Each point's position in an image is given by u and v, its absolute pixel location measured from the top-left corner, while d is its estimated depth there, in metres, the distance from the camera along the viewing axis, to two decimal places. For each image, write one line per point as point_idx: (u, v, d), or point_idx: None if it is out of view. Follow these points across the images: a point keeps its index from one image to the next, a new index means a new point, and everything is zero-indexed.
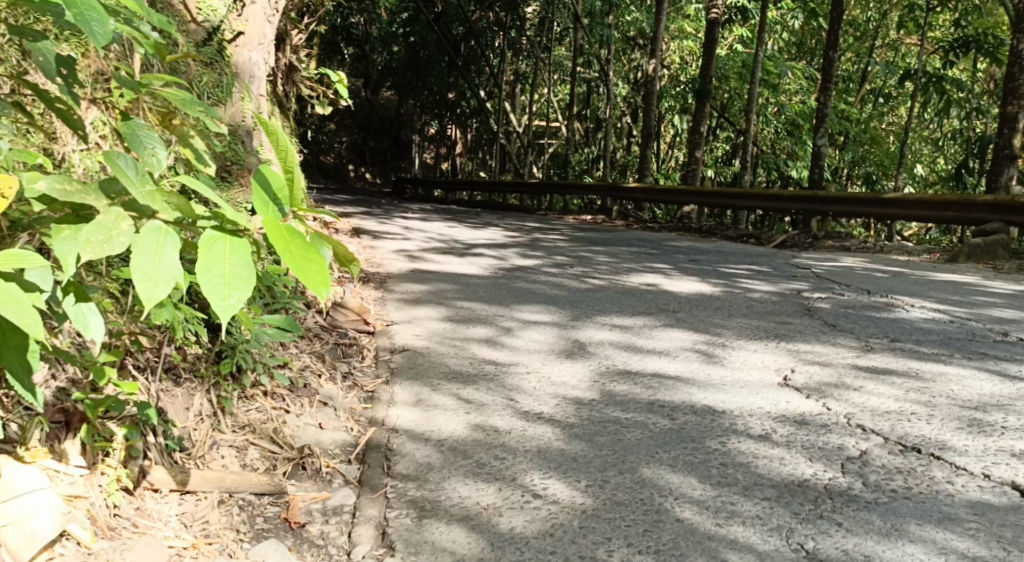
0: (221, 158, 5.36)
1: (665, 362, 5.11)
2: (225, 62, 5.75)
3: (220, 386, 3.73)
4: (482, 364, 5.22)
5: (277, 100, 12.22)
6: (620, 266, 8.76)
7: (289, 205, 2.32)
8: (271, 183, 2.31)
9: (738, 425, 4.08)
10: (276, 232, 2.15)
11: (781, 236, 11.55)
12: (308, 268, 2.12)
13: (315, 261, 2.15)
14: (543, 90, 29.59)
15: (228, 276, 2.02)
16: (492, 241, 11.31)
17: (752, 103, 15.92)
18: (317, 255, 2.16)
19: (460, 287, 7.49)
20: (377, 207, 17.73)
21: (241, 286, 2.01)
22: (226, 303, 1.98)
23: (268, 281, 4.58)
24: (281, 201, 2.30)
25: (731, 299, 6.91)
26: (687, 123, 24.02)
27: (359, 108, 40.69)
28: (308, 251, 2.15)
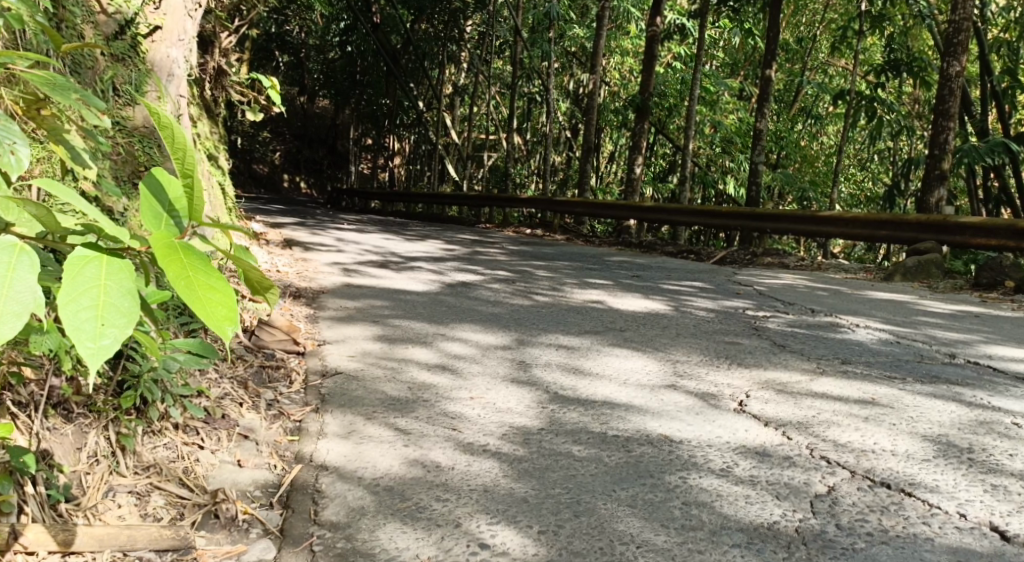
0: (134, 161, 4.97)
1: (614, 388, 4.79)
2: (139, 59, 5.35)
3: (120, 422, 3.30)
4: (418, 389, 4.82)
5: (204, 104, 11.72)
6: (560, 282, 8.44)
7: (188, 217, 1.97)
8: (166, 192, 1.96)
9: (697, 458, 3.73)
10: (169, 253, 1.78)
11: (719, 253, 11.35)
12: (210, 300, 1.74)
13: (221, 292, 1.77)
14: (480, 103, 29.26)
15: (101, 308, 1.75)
16: (429, 253, 10.93)
17: (689, 119, 15.73)
18: (223, 282, 1.78)
19: (395, 304, 7.12)
20: (312, 218, 17.20)
21: (119, 320, 1.75)
22: (98, 345, 1.73)
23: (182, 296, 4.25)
24: (177, 213, 1.94)
25: (677, 318, 6.63)
26: (624, 138, 23.85)
27: (294, 117, 39.92)
28: (211, 278, 1.77)
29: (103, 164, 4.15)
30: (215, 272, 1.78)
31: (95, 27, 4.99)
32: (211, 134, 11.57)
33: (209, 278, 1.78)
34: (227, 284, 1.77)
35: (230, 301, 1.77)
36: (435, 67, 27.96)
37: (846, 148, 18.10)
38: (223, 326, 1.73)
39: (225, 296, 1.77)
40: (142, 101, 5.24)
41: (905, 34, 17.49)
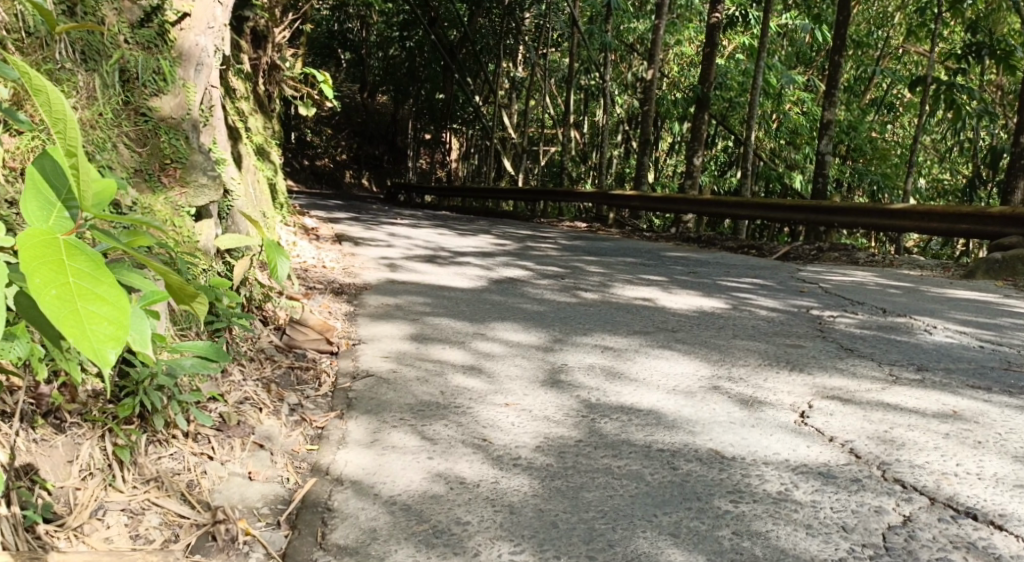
0: (159, 155, 4.80)
1: (662, 396, 4.44)
2: (166, 47, 5.15)
3: (117, 432, 3.06)
4: (452, 393, 4.53)
5: (256, 98, 11.63)
6: (612, 278, 8.06)
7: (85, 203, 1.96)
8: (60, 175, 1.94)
9: (751, 478, 3.37)
10: (48, 252, 1.65)
11: (783, 248, 10.84)
12: (89, 316, 1.61)
13: (109, 302, 1.64)
14: (539, 96, 28.83)
15: None
16: (480, 249, 10.64)
17: (753, 110, 15.14)
18: (112, 289, 1.65)
19: (437, 301, 6.84)
20: (365, 213, 17.01)
21: None
22: None
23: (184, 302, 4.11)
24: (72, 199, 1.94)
25: (735, 318, 6.22)
26: (685, 131, 23.21)
27: (352, 113, 39.93)
28: (97, 285, 1.64)
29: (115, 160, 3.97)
30: (103, 276, 1.65)
31: (117, 13, 4.80)
32: (263, 128, 11.47)
33: (98, 284, 1.65)
34: (115, 293, 1.64)
35: (119, 313, 1.64)
36: (494, 61, 27.64)
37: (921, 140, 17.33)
38: (102, 347, 1.60)
39: (115, 305, 1.64)
40: (169, 91, 5.04)
41: (986, 20, 16.59)
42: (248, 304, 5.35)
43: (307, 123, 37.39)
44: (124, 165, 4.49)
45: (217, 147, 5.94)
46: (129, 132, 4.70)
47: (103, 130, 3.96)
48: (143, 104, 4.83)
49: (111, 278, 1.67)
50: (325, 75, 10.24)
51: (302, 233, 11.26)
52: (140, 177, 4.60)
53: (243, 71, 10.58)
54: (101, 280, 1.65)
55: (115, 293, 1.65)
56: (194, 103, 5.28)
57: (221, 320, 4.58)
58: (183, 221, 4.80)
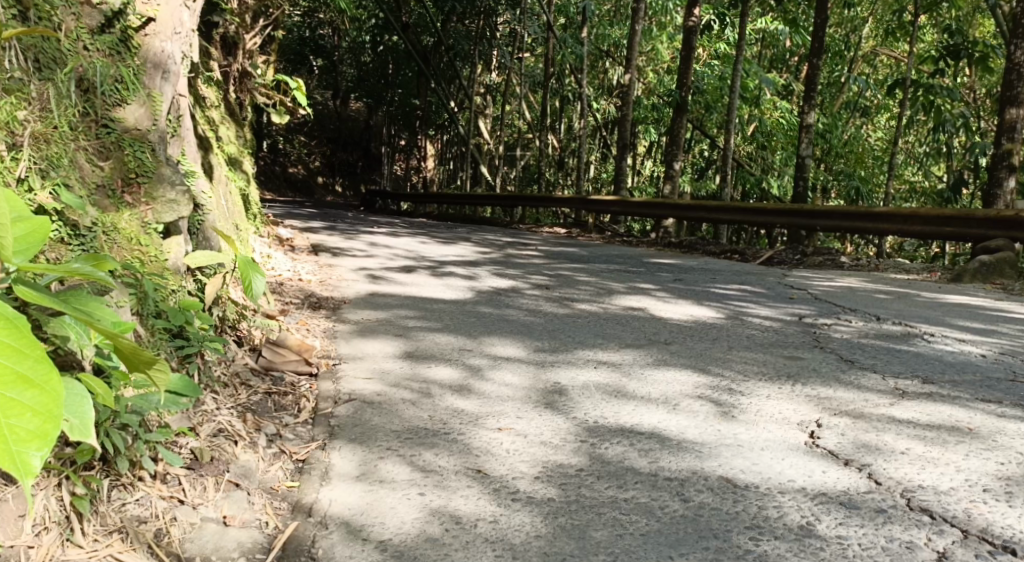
0: (122, 169, 4.53)
1: (664, 416, 4.19)
2: (130, 54, 4.86)
3: (74, 481, 2.80)
4: (444, 416, 4.25)
5: (228, 106, 11.31)
6: (597, 287, 7.81)
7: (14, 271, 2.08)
8: None
9: (770, 511, 3.13)
10: None
11: (766, 252, 10.64)
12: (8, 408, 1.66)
13: (37, 385, 1.69)
14: (512, 102, 28.52)
15: None
16: (460, 257, 10.36)
17: (730, 114, 14.92)
18: (39, 369, 1.70)
19: (421, 314, 6.55)
20: (341, 222, 16.68)
21: None
22: None
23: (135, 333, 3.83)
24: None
25: (730, 327, 5.99)
26: (661, 135, 22.93)
27: (325, 120, 39.41)
28: (23, 365, 1.70)
29: (74, 177, 3.69)
30: (31, 353, 1.71)
31: (75, 19, 4.51)
32: (236, 137, 11.15)
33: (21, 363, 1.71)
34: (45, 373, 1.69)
35: (45, 401, 1.68)
36: (467, 66, 27.32)
37: (898, 142, 17.21)
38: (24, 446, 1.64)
39: (44, 389, 1.69)
40: (133, 100, 4.75)
41: (964, 21, 16.41)
42: (219, 325, 5.06)
43: (279, 131, 36.88)
44: (85, 182, 4.21)
45: (187, 159, 5.64)
46: (90, 146, 4.42)
47: (59, 143, 3.67)
48: (104, 115, 4.54)
49: (37, 352, 1.72)
50: (298, 82, 9.97)
51: (276, 244, 10.95)
52: (102, 194, 4.33)
53: (213, 78, 10.25)
54: (24, 356, 1.71)
55: (41, 377, 1.68)
56: (160, 114, 5.00)
57: (192, 345, 4.31)
58: (149, 239, 4.52)
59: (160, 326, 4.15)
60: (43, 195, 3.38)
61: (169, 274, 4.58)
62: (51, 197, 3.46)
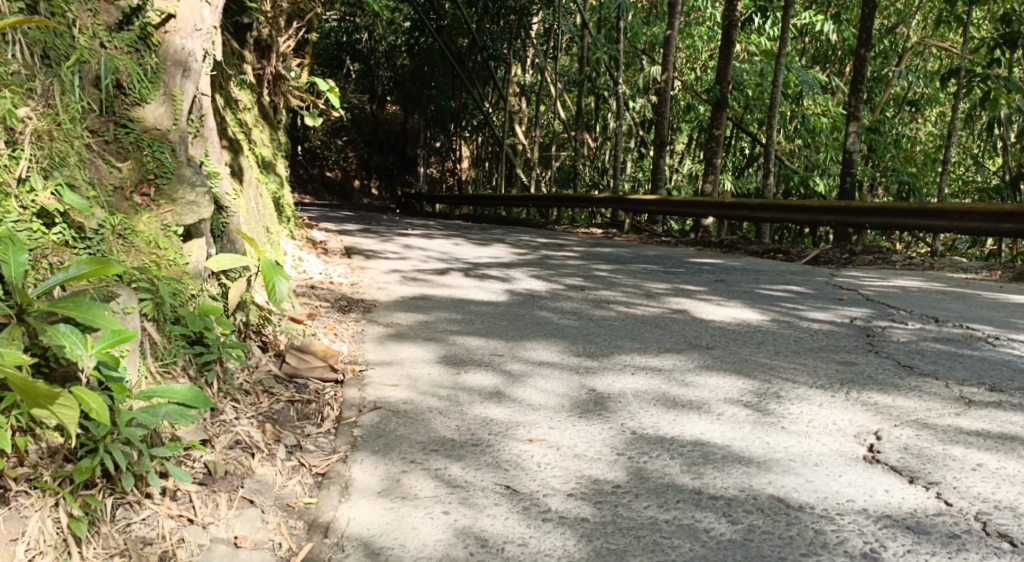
0: (141, 169, 4.36)
1: (707, 425, 3.95)
2: (148, 52, 4.65)
3: (69, 502, 2.69)
4: (472, 426, 4.03)
5: (261, 109, 11.20)
6: (636, 289, 7.55)
7: None
8: None
9: (828, 537, 3.00)
10: None
11: (812, 252, 10.28)
12: None
13: None
14: (547, 102, 28.22)
15: None
16: (495, 259, 10.14)
17: (773, 111, 14.47)
18: None
19: (454, 317, 6.34)
20: (375, 224, 16.52)
21: None
22: None
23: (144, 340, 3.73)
24: None
25: (776, 331, 5.70)
26: (700, 133, 22.46)
27: (361, 122, 39.34)
28: None
29: (81, 176, 3.51)
30: None
31: (92, 15, 4.35)
32: (269, 140, 11.06)
33: None
34: None
35: None
36: (502, 66, 27.08)
37: (951, 136, 16.57)
38: None
39: None
40: (153, 99, 4.58)
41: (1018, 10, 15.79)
42: (241, 329, 4.88)
43: (315, 134, 36.90)
44: (99, 183, 4.05)
45: (210, 160, 5.48)
46: (106, 146, 4.27)
47: (64, 142, 3.51)
48: (123, 115, 4.39)
49: None
50: (331, 84, 9.84)
51: (309, 246, 10.81)
52: (120, 195, 4.18)
53: (246, 81, 10.14)
54: None
55: None
56: (182, 113, 4.79)
57: (212, 351, 4.13)
58: (169, 242, 4.32)
59: (178, 331, 3.98)
60: (45, 196, 3.26)
61: (191, 279, 4.38)
62: (54, 198, 3.31)
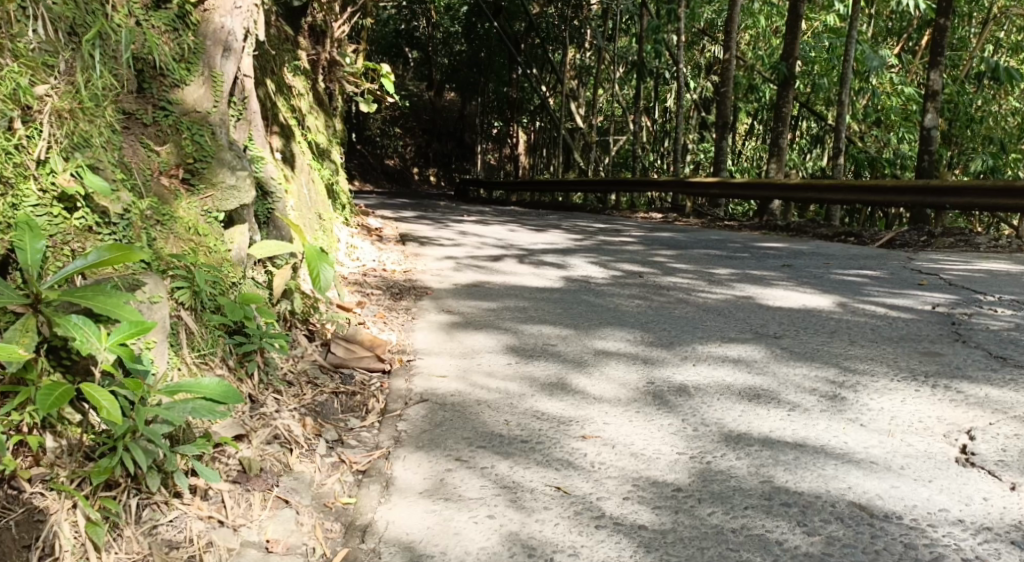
0: (180, 152, 4.18)
1: (778, 420, 3.68)
2: (187, 30, 4.46)
3: (84, 507, 2.56)
4: (523, 420, 3.81)
5: (317, 96, 11.10)
6: (700, 275, 7.25)
7: None
8: None
9: (922, 551, 2.79)
10: None
11: (888, 234, 9.81)
12: None
13: None
14: (606, 85, 27.72)
15: None
16: (553, 245, 9.90)
17: (843, 88, 13.90)
18: None
19: (510, 304, 6.11)
20: (433, 210, 16.38)
21: None
22: None
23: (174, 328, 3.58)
24: None
25: (851, 319, 5.37)
26: (765, 114, 21.81)
27: (419, 108, 39.25)
28: None
29: (106, 158, 3.40)
30: None
31: None
32: (325, 127, 10.96)
33: None
34: None
35: None
36: (559, 49, 26.67)
37: None
38: None
39: None
40: (192, 80, 4.39)
41: None
42: (282, 315, 4.67)
43: (374, 122, 36.93)
44: (136, 166, 3.89)
45: (254, 144, 5.34)
46: (144, 130, 4.08)
47: (88, 122, 3.40)
48: (161, 96, 4.19)
49: None
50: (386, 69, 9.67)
51: (364, 233, 10.66)
52: (160, 179, 4.02)
53: (300, 67, 10.03)
54: None
55: None
56: (223, 96, 4.57)
57: (253, 341, 3.96)
58: (209, 228, 4.16)
59: (217, 320, 3.81)
60: (66, 178, 3.16)
61: (232, 266, 4.22)
62: (74, 179, 3.19)
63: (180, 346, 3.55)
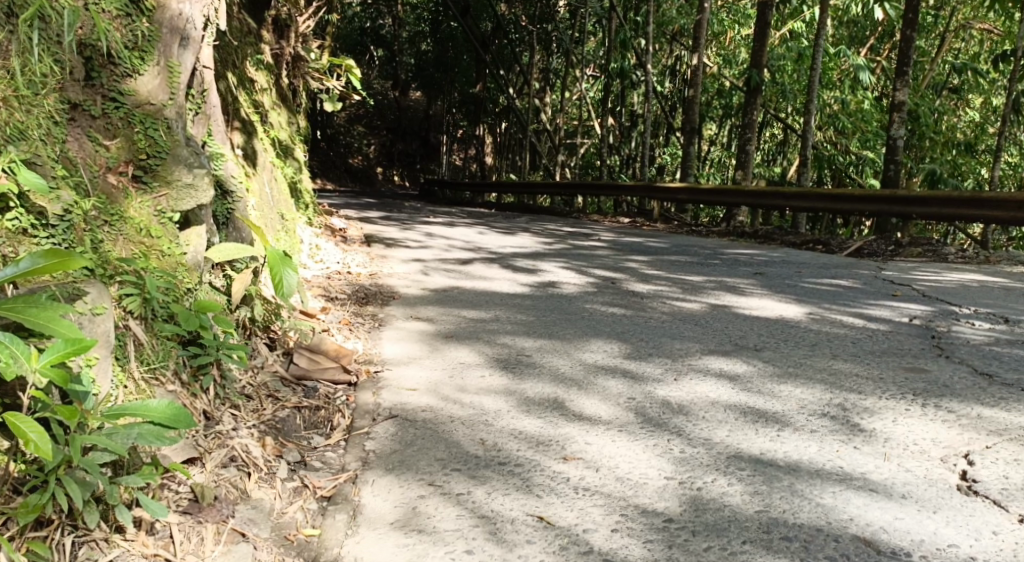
0: (132, 148, 3.88)
1: (773, 441, 3.45)
2: (141, 16, 4.12)
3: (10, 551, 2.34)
4: (500, 440, 3.54)
5: (281, 91, 10.74)
6: (673, 282, 7.04)
7: None
8: None
9: None
10: None
11: (856, 243, 9.67)
12: None
13: None
14: (572, 87, 27.48)
15: None
16: (520, 248, 9.66)
17: (809, 95, 13.78)
18: None
19: (481, 312, 5.85)
20: (398, 211, 16.02)
21: None
22: None
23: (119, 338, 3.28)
24: None
25: (829, 331, 5.17)
26: (730, 120, 21.65)
27: (383, 107, 38.75)
28: None
29: (45, 152, 3.28)
30: None
31: None
32: (288, 123, 10.62)
33: None
34: None
35: None
36: (526, 50, 26.38)
37: (1004, 124, 15.56)
38: None
39: None
40: (147, 70, 4.06)
41: None
42: (241, 321, 4.36)
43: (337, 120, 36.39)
44: (82, 163, 3.60)
45: (214, 140, 5.03)
46: (94, 123, 3.78)
47: (25, 114, 3.28)
48: (111, 87, 3.87)
49: None
50: (352, 65, 9.37)
51: (327, 234, 10.33)
52: (109, 177, 3.72)
53: (264, 61, 9.69)
54: None
55: None
56: (180, 87, 4.26)
57: (209, 353, 3.66)
58: (162, 229, 3.86)
59: (169, 331, 3.52)
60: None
61: (187, 271, 3.92)
62: (7, 175, 3.04)
63: (125, 358, 3.27)
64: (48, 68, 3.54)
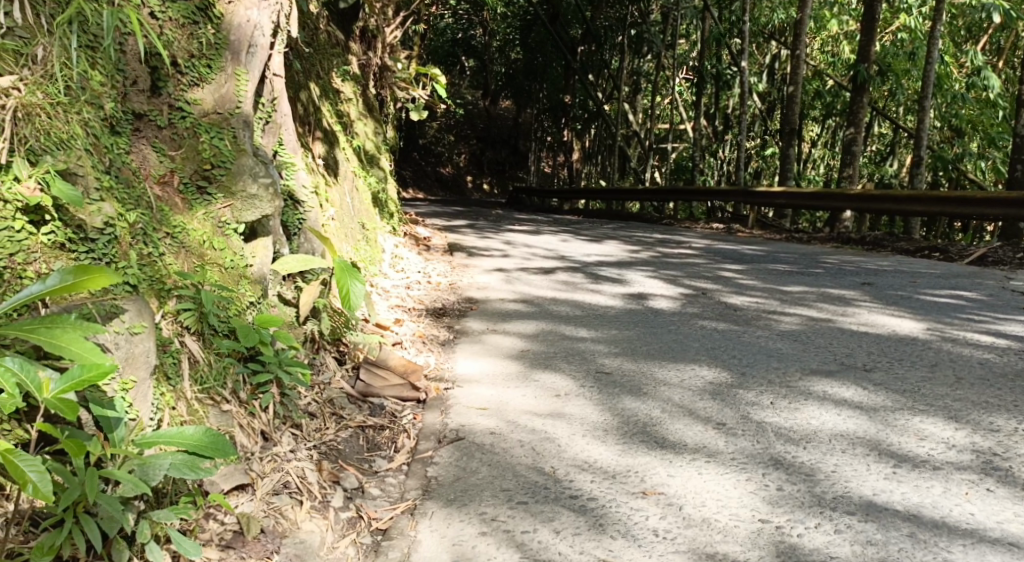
0: (196, 158, 3.75)
1: (886, 481, 3.10)
2: (207, 23, 4.00)
3: None
4: (572, 471, 3.28)
5: (367, 101, 10.68)
6: (775, 294, 6.65)
7: None
8: None
9: None
10: None
11: (977, 249, 9.06)
12: None
13: None
14: (665, 91, 26.92)
15: None
16: (611, 257, 9.36)
17: (922, 92, 13.07)
18: None
19: (565, 327, 5.58)
20: (486, 219, 15.85)
21: None
22: None
23: (169, 356, 3.12)
24: None
25: (949, 350, 4.74)
26: (831, 121, 20.78)
27: (472, 114, 38.72)
28: None
29: (85, 163, 3.11)
30: None
31: None
32: (374, 133, 10.55)
33: None
34: None
35: None
36: (618, 55, 25.97)
37: None
38: None
39: None
40: (212, 79, 3.94)
41: None
42: (309, 335, 4.18)
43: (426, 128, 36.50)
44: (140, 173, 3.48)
45: (285, 149, 4.91)
46: (157, 134, 3.66)
47: (69, 122, 3.14)
48: (176, 97, 3.76)
49: None
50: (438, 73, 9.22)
51: (411, 243, 10.21)
52: (170, 189, 3.61)
53: (350, 72, 9.63)
54: None
55: None
56: (249, 95, 4.12)
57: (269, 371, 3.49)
58: (226, 241, 3.73)
59: (227, 347, 3.37)
60: (31, 186, 2.89)
61: (251, 283, 3.78)
62: (41, 188, 2.91)
63: (178, 378, 3.12)
64: (101, 76, 3.43)
